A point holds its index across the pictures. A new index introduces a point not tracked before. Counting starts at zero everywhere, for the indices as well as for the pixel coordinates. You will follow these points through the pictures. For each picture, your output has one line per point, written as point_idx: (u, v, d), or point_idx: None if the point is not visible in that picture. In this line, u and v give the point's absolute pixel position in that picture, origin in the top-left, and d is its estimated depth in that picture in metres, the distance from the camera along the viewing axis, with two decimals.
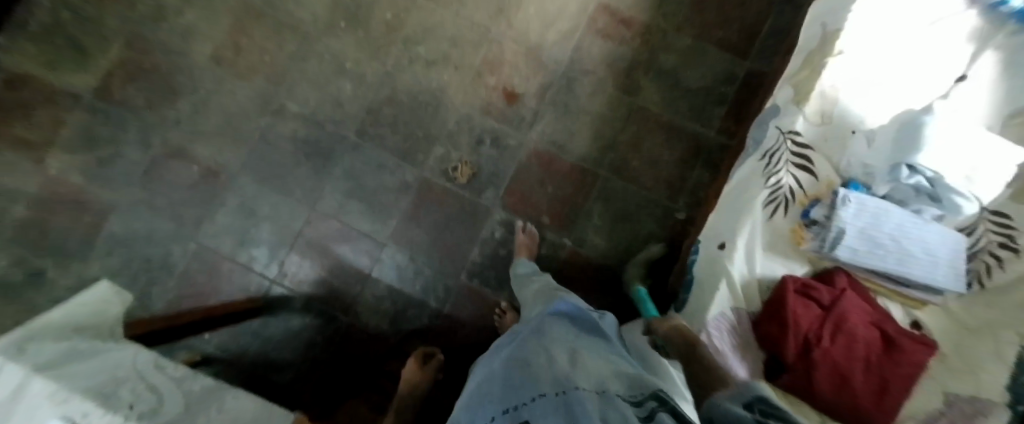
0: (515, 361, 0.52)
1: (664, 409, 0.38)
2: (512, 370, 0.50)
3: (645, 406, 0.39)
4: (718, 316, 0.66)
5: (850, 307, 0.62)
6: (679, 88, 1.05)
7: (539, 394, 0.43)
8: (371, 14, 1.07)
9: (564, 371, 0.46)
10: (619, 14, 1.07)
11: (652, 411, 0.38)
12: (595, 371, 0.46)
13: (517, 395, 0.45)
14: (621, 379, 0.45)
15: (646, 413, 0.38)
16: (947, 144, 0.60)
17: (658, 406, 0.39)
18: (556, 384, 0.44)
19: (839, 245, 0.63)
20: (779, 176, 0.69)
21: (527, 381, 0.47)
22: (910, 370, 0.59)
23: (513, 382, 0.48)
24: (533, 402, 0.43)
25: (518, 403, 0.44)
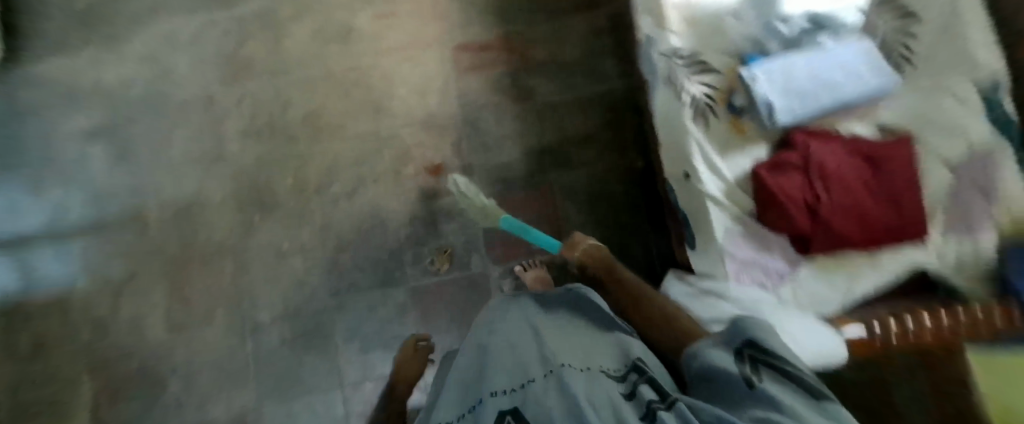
0: (492, 348, 0.53)
1: (645, 382, 0.43)
2: (493, 355, 0.52)
3: (629, 381, 0.45)
4: (728, 234, 0.69)
5: (823, 153, 0.64)
6: (563, 66, 1.08)
7: (529, 379, 0.45)
8: (276, 191, 1.07)
9: (547, 349, 0.49)
10: (473, 44, 1.10)
11: (634, 386, 0.43)
12: (573, 348, 0.50)
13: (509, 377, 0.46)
14: (599, 352, 0.51)
15: (631, 389, 0.43)
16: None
17: (640, 378, 0.45)
18: (543, 365, 0.46)
19: (777, 113, 0.66)
20: (688, 91, 0.72)
21: (513, 367, 0.48)
22: (904, 170, 0.63)
23: (497, 367, 0.49)
24: (523, 387, 0.44)
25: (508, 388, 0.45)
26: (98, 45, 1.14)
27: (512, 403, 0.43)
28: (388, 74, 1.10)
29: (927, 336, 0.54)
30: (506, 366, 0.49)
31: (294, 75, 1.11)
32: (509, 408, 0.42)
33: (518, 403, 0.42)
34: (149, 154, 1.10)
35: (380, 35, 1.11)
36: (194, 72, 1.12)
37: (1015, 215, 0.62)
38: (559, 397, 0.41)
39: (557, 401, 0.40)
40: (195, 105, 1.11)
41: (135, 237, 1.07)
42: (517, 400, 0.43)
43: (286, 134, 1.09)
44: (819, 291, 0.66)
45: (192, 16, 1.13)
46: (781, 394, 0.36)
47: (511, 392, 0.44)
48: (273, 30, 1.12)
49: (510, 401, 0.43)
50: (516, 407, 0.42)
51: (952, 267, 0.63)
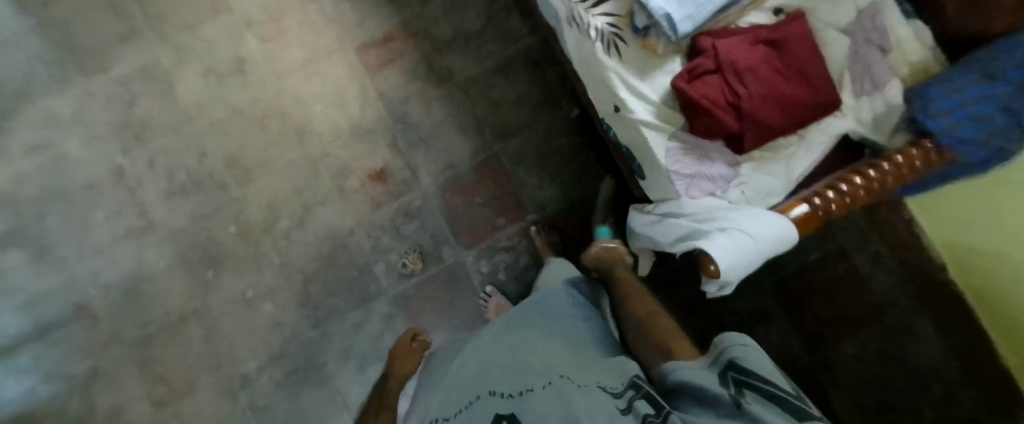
0: (499, 356, 0.54)
1: (642, 397, 0.42)
2: (499, 363, 0.52)
3: (627, 399, 0.42)
4: (669, 152, 0.72)
5: (731, 51, 0.67)
6: (474, 37, 1.06)
7: (528, 388, 0.44)
8: (221, 243, 1.03)
9: (554, 363, 0.49)
10: (376, 39, 1.06)
11: (631, 403, 0.41)
12: (577, 364, 0.50)
13: (514, 383, 0.46)
14: (603, 372, 0.49)
15: (627, 404, 0.41)
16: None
17: (636, 394, 0.43)
18: (542, 377, 0.46)
19: (677, 24, 0.66)
20: (593, 26, 0.73)
21: (516, 375, 0.48)
22: (808, 47, 0.66)
23: (502, 376, 0.49)
24: (522, 393, 0.44)
25: (510, 392, 0.45)
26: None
27: (509, 409, 0.42)
28: (299, 93, 1.05)
29: (861, 191, 0.60)
30: (511, 374, 0.49)
31: (200, 121, 1.05)
32: (506, 414, 0.41)
33: (515, 410, 0.41)
34: (71, 246, 1.02)
35: (277, 56, 1.06)
36: (91, 148, 1.04)
37: (910, 60, 0.67)
38: (554, 401, 0.40)
39: (553, 405, 0.39)
40: (105, 181, 1.04)
41: (86, 335, 1.01)
42: (512, 405, 0.42)
43: (213, 184, 1.04)
44: (761, 183, 0.71)
45: (68, 89, 1.04)
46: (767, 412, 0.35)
47: (510, 396, 0.44)
48: (162, 81, 1.05)
49: (504, 408, 0.42)
50: (513, 412, 0.41)
51: (870, 126, 0.68)
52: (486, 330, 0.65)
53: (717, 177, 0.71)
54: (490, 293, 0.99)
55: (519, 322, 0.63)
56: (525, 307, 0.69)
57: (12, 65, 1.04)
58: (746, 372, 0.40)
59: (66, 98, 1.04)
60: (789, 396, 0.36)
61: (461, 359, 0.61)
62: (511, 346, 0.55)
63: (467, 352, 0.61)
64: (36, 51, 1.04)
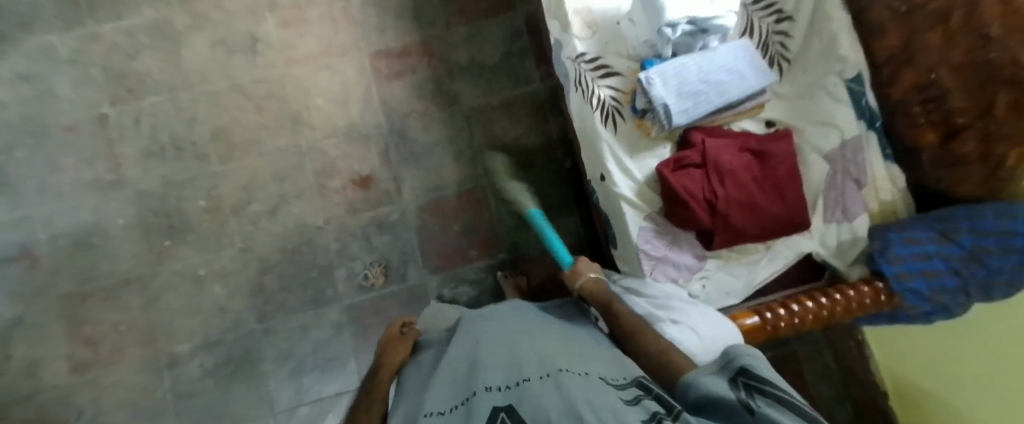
0: (492, 349, 0.52)
1: (652, 397, 0.39)
2: (492, 355, 0.50)
3: (632, 392, 0.41)
4: (641, 230, 0.74)
5: (717, 151, 0.69)
6: (487, 70, 1.07)
7: (524, 379, 0.43)
8: (187, 214, 1.01)
9: (550, 355, 0.47)
10: (392, 50, 1.07)
11: (636, 396, 0.40)
12: (572, 357, 0.48)
13: (508, 376, 0.45)
14: (599, 364, 0.48)
15: (633, 398, 0.39)
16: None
17: (646, 394, 0.40)
18: (538, 369, 0.44)
19: (673, 115, 0.69)
20: (596, 94, 0.75)
21: (511, 368, 0.46)
22: (791, 164, 0.69)
23: (497, 368, 0.47)
24: (518, 384, 0.42)
25: (505, 385, 0.43)
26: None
27: (505, 401, 0.41)
28: (304, 84, 1.05)
29: (809, 316, 0.63)
30: (505, 366, 0.47)
31: (198, 89, 1.04)
32: (503, 405, 0.40)
33: (512, 401, 0.40)
34: (34, 184, 1.00)
35: (291, 44, 1.06)
36: (80, 91, 1.02)
37: (882, 198, 0.71)
38: (551, 392, 0.39)
39: (549, 396, 0.38)
40: (86, 126, 1.02)
41: (24, 277, 0.97)
42: (509, 397, 0.41)
43: (194, 153, 1.02)
44: (722, 282, 0.73)
45: (73, 29, 1.03)
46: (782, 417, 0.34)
47: (505, 389, 0.42)
48: (169, 42, 1.04)
49: (501, 400, 0.40)
50: (511, 405, 0.39)
51: (833, 251, 0.71)
52: (476, 324, 0.63)
53: (682, 266, 0.73)
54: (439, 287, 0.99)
55: (510, 322, 0.61)
56: (518, 311, 0.68)
57: None
58: (757, 379, 0.40)
59: (69, 36, 1.03)
60: (801, 403, 0.36)
61: (451, 350, 0.58)
62: (503, 342, 0.54)
63: (459, 342, 0.59)
64: None
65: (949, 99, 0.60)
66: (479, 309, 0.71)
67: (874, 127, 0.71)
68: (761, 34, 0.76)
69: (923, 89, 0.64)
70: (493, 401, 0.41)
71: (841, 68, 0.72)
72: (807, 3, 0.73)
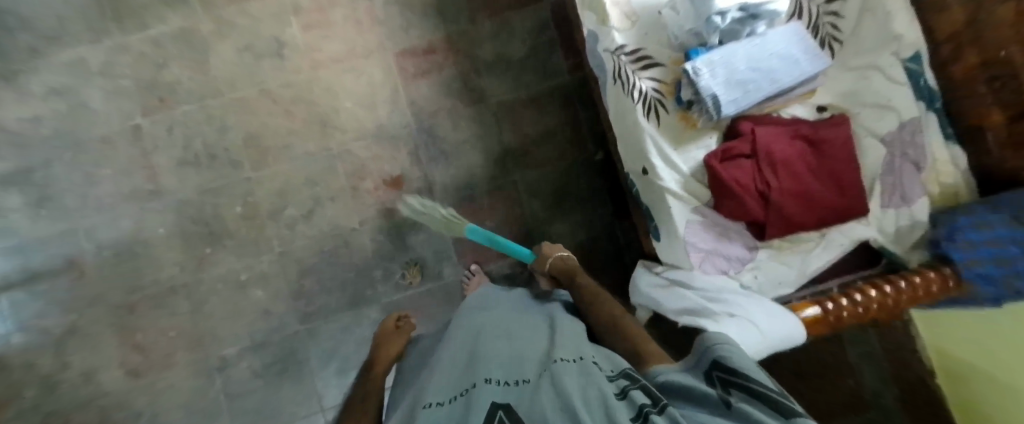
0: (492, 342, 0.52)
1: (639, 387, 0.38)
2: (493, 349, 0.50)
3: (619, 385, 0.39)
4: (688, 224, 0.72)
5: (768, 139, 0.68)
6: (515, 63, 1.06)
7: (525, 378, 0.43)
8: (225, 221, 1.02)
9: (549, 349, 0.48)
10: (418, 47, 1.06)
11: (624, 388, 0.38)
12: (570, 345, 0.49)
13: (508, 373, 0.44)
14: (597, 354, 0.48)
15: (622, 391, 0.38)
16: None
17: (633, 385, 0.39)
18: (537, 366, 0.44)
19: (722, 106, 0.68)
20: (638, 86, 0.73)
21: (510, 365, 0.46)
22: (845, 149, 0.67)
23: (496, 363, 0.46)
24: (518, 383, 0.42)
25: (506, 381, 0.43)
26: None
27: (505, 397, 0.40)
28: (332, 86, 1.05)
29: (874, 305, 0.61)
30: (505, 364, 0.47)
31: (228, 96, 1.04)
32: (502, 403, 0.39)
33: (510, 399, 0.39)
34: (75, 196, 1.01)
35: (316, 46, 1.05)
36: (113, 103, 1.03)
37: (943, 181, 0.69)
38: (549, 388, 0.38)
39: (547, 391, 0.38)
40: (121, 138, 1.03)
41: (74, 288, 0.99)
42: (507, 394, 0.40)
43: (228, 160, 1.03)
44: (775, 273, 0.72)
45: (101, 41, 1.03)
46: (757, 412, 0.32)
47: (505, 385, 0.42)
48: (196, 49, 1.04)
49: (499, 397, 0.40)
50: (508, 402, 0.39)
51: (891, 237, 0.70)
52: (473, 313, 0.63)
53: (733, 257, 0.72)
54: (473, 270, 1.00)
55: (509, 314, 0.61)
56: (520, 303, 0.67)
57: (49, 5, 1.02)
58: (731, 370, 0.38)
59: (99, 48, 1.03)
60: (778, 396, 0.34)
61: (448, 343, 0.58)
62: (503, 336, 0.54)
63: (456, 334, 0.58)
64: None
65: (1020, 76, 0.57)
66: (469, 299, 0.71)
67: (933, 108, 0.69)
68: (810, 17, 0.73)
69: (989, 67, 0.62)
70: (491, 396, 0.40)
71: (897, 46, 0.69)
72: None
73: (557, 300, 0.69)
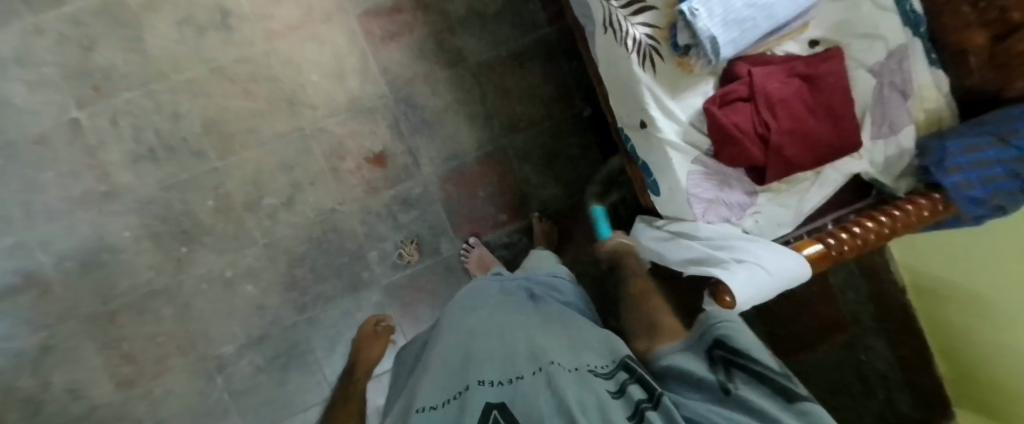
0: (482, 338, 0.51)
1: (634, 381, 0.44)
2: (483, 345, 0.49)
3: (617, 379, 0.45)
4: (690, 175, 0.72)
5: (765, 80, 0.67)
6: (489, 18, 0.99)
7: (518, 374, 0.43)
8: (197, 217, 0.95)
9: (539, 345, 0.47)
10: (382, 7, 0.97)
11: (623, 383, 0.44)
12: (563, 347, 0.49)
13: (501, 370, 0.44)
14: (586, 350, 0.50)
15: (620, 389, 0.43)
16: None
17: (629, 377, 0.45)
18: (531, 364, 0.44)
19: (721, 48, 0.65)
20: (632, 34, 0.69)
21: (502, 361, 0.46)
22: (840, 85, 0.68)
23: (488, 359, 0.46)
24: (512, 381, 0.42)
25: (499, 380, 0.43)
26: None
27: (499, 397, 0.40)
28: (293, 59, 0.96)
29: (872, 235, 0.64)
30: (496, 359, 0.46)
31: (175, 78, 0.93)
32: (496, 402, 0.39)
33: (506, 399, 0.40)
34: (18, 207, 0.90)
35: (268, 13, 0.95)
36: (37, 96, 0.90)
37: (927, 107, 0.71)
38: (547, 393, 0.39)
39: (546, 398, 0.39)
40: (57, 136, 0.91)
41: (41, 306, 0.91)
42: (502, 394, 0.40)
43: (188, 151, 0.94)
44: (773, 213, 0.74)
45: (6, 24, 0.88)
46: (754, 397, 0.43)
47: (499, 385, 0.42)
48: (126, 25, 0.91)
49: (495, 396, 0.40)
50: (503, 401, 0.39)
51: (881, 168, 0.72)
52: (459, 311, 0.61)
53: (735, 204, 0.73)
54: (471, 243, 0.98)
55: (496, 305, 0.60)
56: (503, 287, 0.66)
57: None
58: (732, 355, 0.48)
59: (6, 33, 0.88)
60: (777, 379, 0.45)
61: (437, 343, 0.56)
62: (494, 330, 0.52)
63: (446, 330, 0.57)
64: None
65: None
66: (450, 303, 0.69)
67: (918, 33, 0.69)
68: None
69: None
70: (485, 396, 0.40)
71: None
72: None
73: (544, 286, 0.69)
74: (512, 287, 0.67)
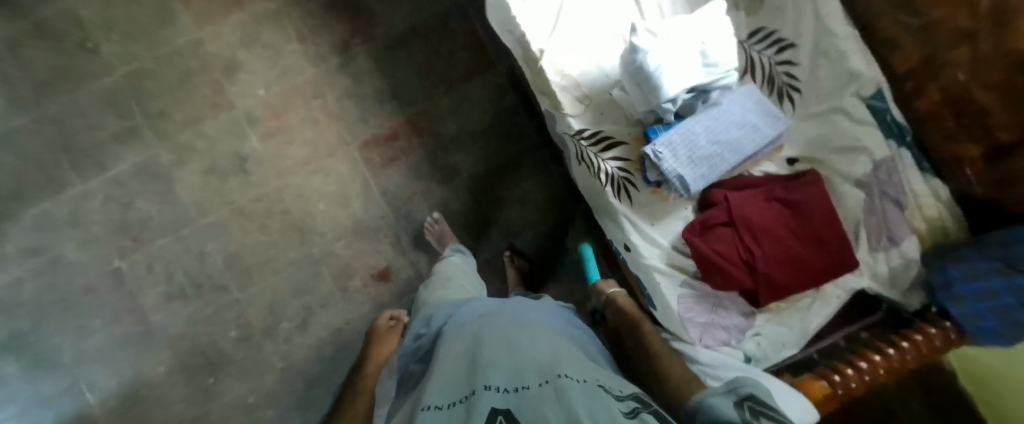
0: (488, 341, 0.45)
1: (651, 412, 0.36)
2: (489, 349, 0.43)
3: (627, 403, 0.36)
4: (681, 300, 0.70)
5: (743, 206, 0.66)
6: (480, 134, 1.03)
7: (525, 384, 0.37)
8: (222, 347, 1.01)
9: (552, 361, 0.41)
10: (379, 135, 1.03)
11: (635, 410, 0.35)
12: (575, 363, 0.42)
13: (510, 376, 0.38)
14: (598, 373, 0.42)
15: (631, 410, 0.35)
16: (670, 56, 0.61)
17: (644, 407, 0.36)
18: (540, 374, 0.38)
19: (691, 184, 0.65)
20: (604, 169, 0.71)
21: (512, 368, 0.40)
22: (824, 202, 0.65)
23: (496, 363, 0.40)
24: (519, 390, 0.36)
25: (507, 387, 0.37)
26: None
27: (506, 403, 0.34)
28: (302, 192, 1.02)
29: (882, 370, 0.59)
30: (504, 363, 0.40)
31: (200, 221, 1.02)
32: (501, 409, 0.34)
33: (512, 407, 0.34)
34: (70, 352, 1.00)
35: (280, 154, 1.02)
36: (87, 250, 1.01)
37: (926, 214, 0.67)
38: (556, 405, 0.33)
39: (555, 409, 0.32)
40: (103, 284, 1.01)
41: None
42: (509, 402, 0.34)
43: (213, 285, 1.02)
44: (776, 335, 0.69)
45: (62, 192, 1.00)
46: None
47: (508, 392, 0.36)
48: (160, 180, 1.01)
49: (501, 403, 0.34)
50: (510, 409, 0.34)
51: (887, 282, 0.68)
52: (471, 318, 0.54)
53: (732, 326, 0.69)
54: None
55: (510, 317, 0.54)
56: (510, 305, 0.61)
57: (7, 165, 0.99)
58: (761, 403, 0.37)
59: (61, 199, 1.01)
60: None
61: (445, 343, 0.49)
62: (501, 336, 0.46)
63: (452, 334, 0.50)
64: (30, 149, 1.00)
65: (991, 114, 0.56)
66: (459, 307, 0.63)
67: (904, 143, 0.67)
68: (762, 68, 0.71)
69: (953, 104, 0.60)
70: (491, 401, 0.34)
71: (856, 87, 0.67)
72: (806, 27, 0.69)
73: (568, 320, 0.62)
74: (524, 307, 0.61)
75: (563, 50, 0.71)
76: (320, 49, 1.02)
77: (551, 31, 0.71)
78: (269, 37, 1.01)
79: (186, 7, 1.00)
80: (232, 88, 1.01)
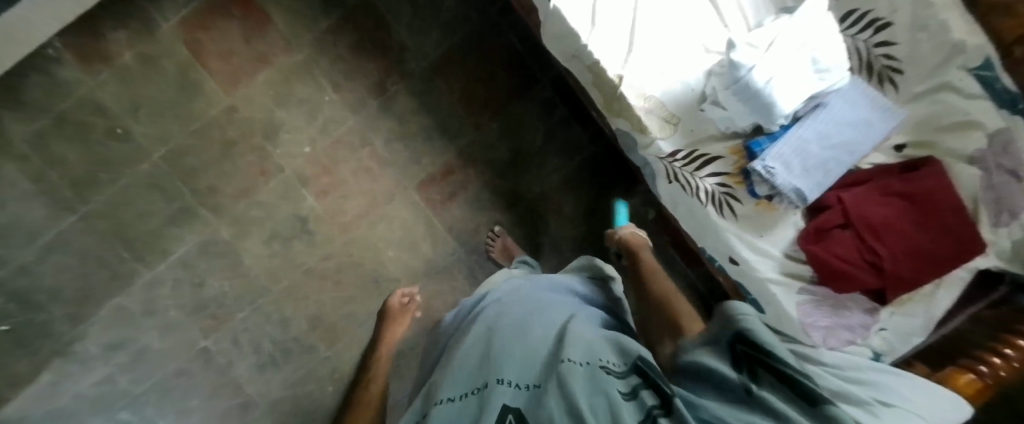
0: (504, 331, 0.45)
1: (648, 387, 0.35)
2: (504, 340, 0.43)
3: (627, 379, 0.36)
4: (800, 305, 0.69)
5: (860, 206, 0.64)
6: (538, 151, 1.04)
7: (534, 379, 0.37)
8: (324, 404, 1.03)
9: (560, 343, 0.41)
10: (435, 171, 1.01)
11: (635, 388, 0.35)
12: (582, 339, 0.42)
13: (521, 370, 0.39)
14: (607, 348, 0.41)
15: (631, 389, 0.35)
16: (776, 69, 0.58)
17: (643, 381, 0.36)
18: (549, 363, 0.38)
19: (807, 194, 0.64)
20: (703, 189, 0.68)
21: (521, 361, 0.41)
22: (943, 188, 0.63)
23: (507, 357, 0.40)
24: (530, 385, 0.36)
25: (517, 382, 0.37)
26: (37, 364, 0.90)
27: (517, 400, 0.35)
28: (370, 242, 1.01)
29: None
30: (514, 356, 0.41)
31: (275, 289, 1.00)
32: (512, 405, 0.34)
33: (522, 405, 0.34)
34: None
35: (339, 209, 0.99)
36: (169, 339, 0.96)
37: None
38: (559, 397, 0.33)
39: (557, 405, 0.32)
40: (194, 366, 0.98)
41: None
42: (517, 398, 0.35)
43: (302, 348, 1.02)
44: (901, 326, 0.70)
45: (130, 284, 0.94)
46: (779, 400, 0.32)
47: (519, 388, 0.36)
48: (224, 255, 0.97)
49: (511, 399, 0.35)
50: (520, 406, 0.34)
51: (1009, 257, 0.67)
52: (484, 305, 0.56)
53: (856, 325, 0.69)
54: None
55: (522, 299, 0.54)
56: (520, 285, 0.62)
57: (65, 269, 0.91)
58: (752, 341, 0.36)
59: (131, 292, 0.94)
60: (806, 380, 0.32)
61: (463, 336, 0.50)
62: (513, 324, 0.47)
63: (473, 325, 0.51)
64: (84, 249, 0.91)
65: None
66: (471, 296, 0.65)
67: (1017, 110, 0.62)
68: (857, 54, 0.70)
69: None
70: (503, 398, 0.35)
71: (961, 60, 0.63)
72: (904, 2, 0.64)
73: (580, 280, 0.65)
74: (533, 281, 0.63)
75: (642, 72, 0.66)
76: (358, 93, 0.97)
77: (626, 55, 0.66)
78: (303, 90, 0.96)
79: (209, 72, 0.93)
80: (277, 151, 0.97)
